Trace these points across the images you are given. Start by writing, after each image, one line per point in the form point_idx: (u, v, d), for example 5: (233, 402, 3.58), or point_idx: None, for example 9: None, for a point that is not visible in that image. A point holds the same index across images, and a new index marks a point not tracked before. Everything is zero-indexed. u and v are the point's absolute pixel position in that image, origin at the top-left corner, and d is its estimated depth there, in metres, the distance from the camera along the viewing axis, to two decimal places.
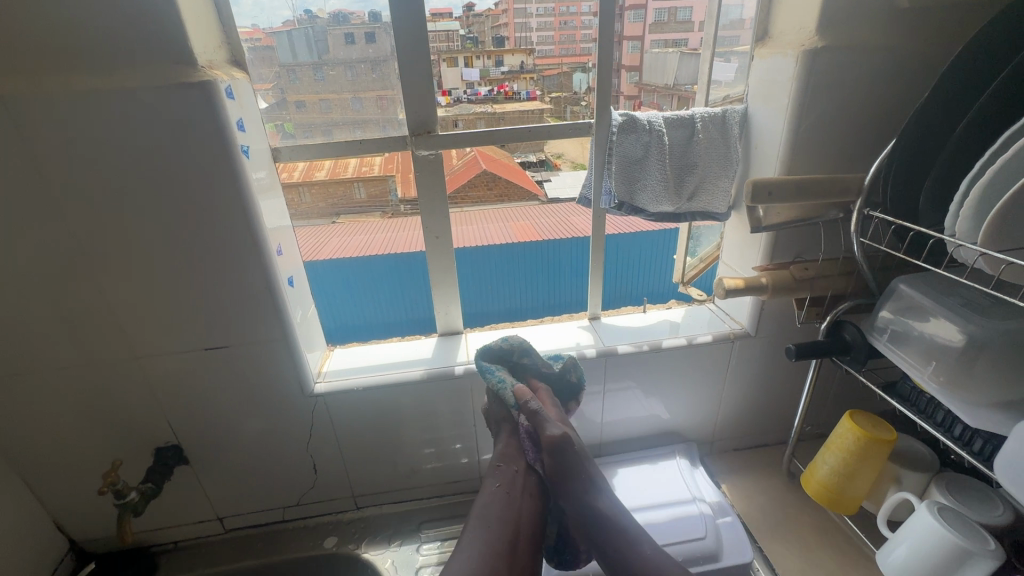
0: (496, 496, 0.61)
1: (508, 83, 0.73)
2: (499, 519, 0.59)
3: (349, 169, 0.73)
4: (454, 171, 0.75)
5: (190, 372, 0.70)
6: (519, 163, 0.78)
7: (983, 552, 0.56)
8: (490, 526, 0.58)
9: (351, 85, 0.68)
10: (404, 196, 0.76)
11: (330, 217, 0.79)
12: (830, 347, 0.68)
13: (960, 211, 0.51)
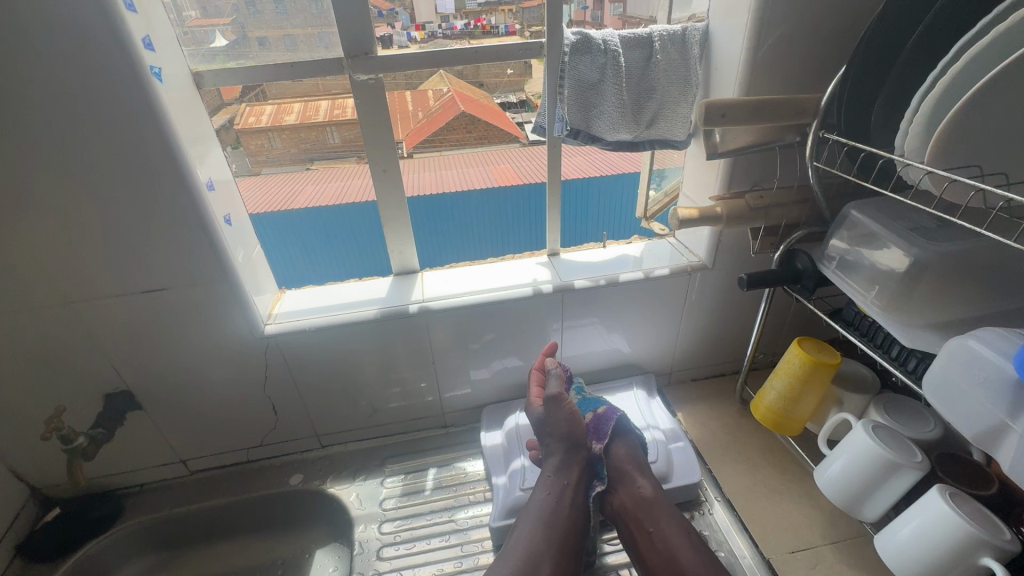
0: (548, 488, 0.68)
1: (486, 15, 0.69)
2: (553, 511, 0.66)
3: (321, 112, 0.72)
4: (432, 110, 0.76)
5: (129, 316, 0.68)
6: (498, 104, 0.78)
7: (908, 464, 0.59)
8: (542, 517, 0.65)
9: (315, 19, 0.63)
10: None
11: (304, 162, 0.78)
12: (781, 275, 0.68)
13: (910, 128, 0.50)
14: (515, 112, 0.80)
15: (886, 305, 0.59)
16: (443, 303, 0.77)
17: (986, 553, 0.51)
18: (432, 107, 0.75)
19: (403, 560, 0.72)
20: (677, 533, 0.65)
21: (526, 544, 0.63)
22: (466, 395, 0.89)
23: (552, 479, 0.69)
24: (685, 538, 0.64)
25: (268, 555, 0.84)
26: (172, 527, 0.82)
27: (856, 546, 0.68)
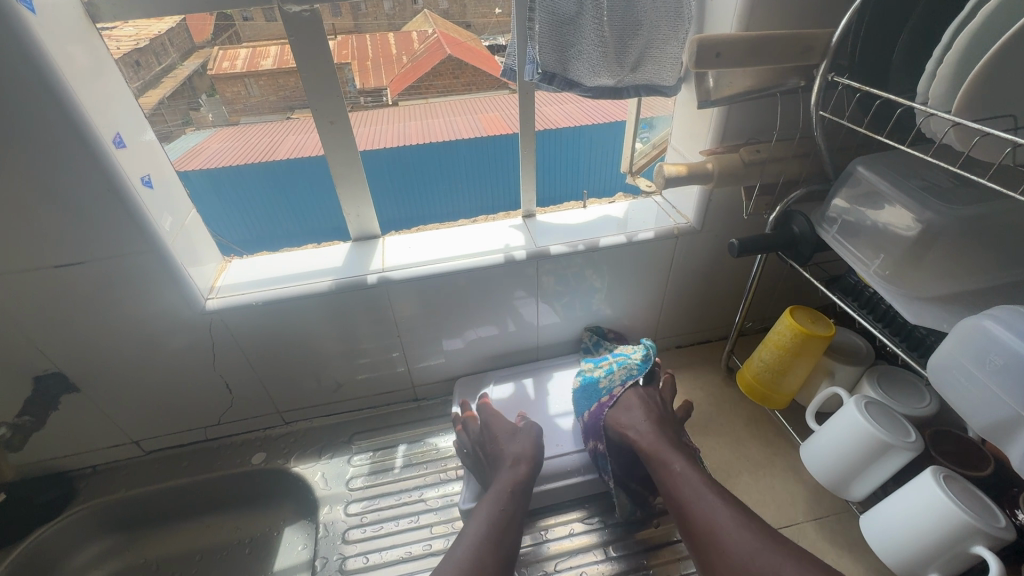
0: (501, 498, 0.62)
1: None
2: (508, 525, 0.60)
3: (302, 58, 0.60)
4: (417, 54, 0.67)
5: (47, 294, 0.60)
6: (487, 46, 0.68)
7: (901, 445, 0.55)
8: (492, 528, 0.59)
9: None
10: (363, 87, 0.67)
11: (284, 112, 0.67)
12: (776, 241, 0.61)
13: (938, 70, 0.42)
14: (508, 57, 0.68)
15: (890, 275, 0.52)
16: (404, 272, 0.70)
17: (979, 541, 0.48)
18: (419, 51, 0.67)
19: (370, 543, 0.69)
20: (686, 476, 0.60)
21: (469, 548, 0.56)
22: (438, 368, 0.84)
23: (506, 489, 0.63)
24: (701, 488, 0.58)
25: (234, 534, 0.80)
26: (128, 509, 0.78)
27: (839, 523, 0.65)
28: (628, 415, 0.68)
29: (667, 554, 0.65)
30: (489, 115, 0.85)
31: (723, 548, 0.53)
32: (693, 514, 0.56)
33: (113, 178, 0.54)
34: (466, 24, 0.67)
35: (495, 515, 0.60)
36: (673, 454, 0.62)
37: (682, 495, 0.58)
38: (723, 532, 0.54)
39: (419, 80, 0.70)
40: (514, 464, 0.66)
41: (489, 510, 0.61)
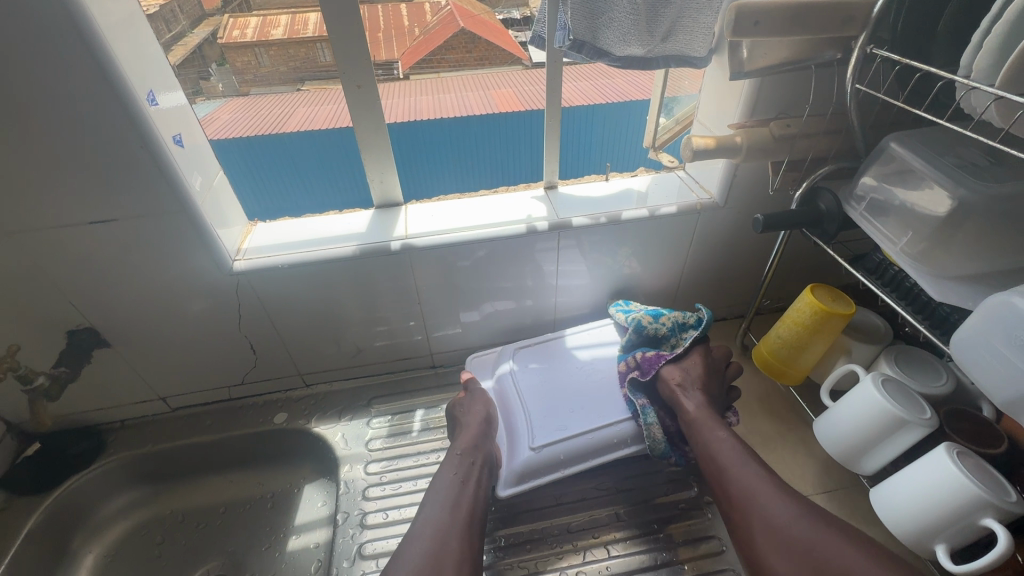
0: (456, 464, 0.64)
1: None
2: (464, 486, 0.62)
3: (311, 26, 0.60)
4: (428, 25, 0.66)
5: (82, 251, 0.61)
6: (500, 20, 0.69)
7: (917, 421, 0.56)
8: (448, 493, 0.61)
9: None
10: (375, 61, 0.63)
11: (294, 83, 0.66)
12: (800, 217, 0.61)
13: (984, 42, 0.41)
14: (518, 29, 0.70)
15: (918, 254, 0.53)
16: (428, 240, 0.70)
17: (989, 515, 0.49)
18: (429, 24, 0.66)
19: (388, 500, 0.71)
20: (727, 450, 0.60)
21: (429, 517, 0.58)
22: (455, 337, 0.85)
23: (461, 454, 0.65)
24: (744, 455, 0.59)
25: (256, 489, 0.84)
26: (155, 462, 0.81)
27: (848, 496, 0.66)
28: (685, 374, 0.68)
29: (679, 527, 0.67)
30: (498, 93, 0.91)
31: (766, 517, 0.53)
32: (733, 483, 0.57)
33: (147, 136, 0.54)
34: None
35: (454, 484, 0.62)
36: (718, 423, 0.63)
37: (725, 465, 0.59)
38: (767, 502, 0.54)
39: (432, 53, 0.66)
40: (474, 430, 0.69)
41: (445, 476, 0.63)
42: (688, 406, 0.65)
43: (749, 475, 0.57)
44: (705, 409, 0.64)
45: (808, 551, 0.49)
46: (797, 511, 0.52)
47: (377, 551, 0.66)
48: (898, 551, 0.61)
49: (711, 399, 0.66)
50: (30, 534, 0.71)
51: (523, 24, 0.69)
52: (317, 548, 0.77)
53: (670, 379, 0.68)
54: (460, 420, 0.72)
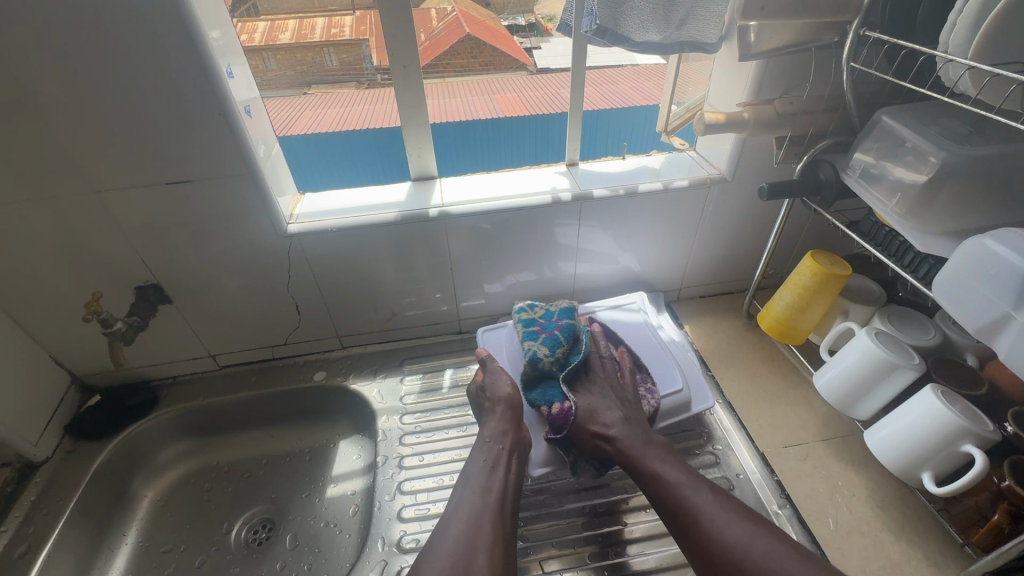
0: (492, 451, 0.66)
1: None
2: (494, 475, 0.64)
3: (317, 31, 0.72)
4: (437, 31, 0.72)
5: (157, 210, 0.68)
6: (504, 26, 0.78)
7: (906, 365, 0.62)
8: (477, 487, 0.62)
9: None
10: (379, 64, 0.72)
11: (301, 88, 0.77)
12: (802, 185, 0.68)
13: (959, 20, 0.48)
14: (522, 35, 0.79)
15: (905, 213, 0.59)
16: (462, 208, 0.77)
17: (969, 442, 0.55)
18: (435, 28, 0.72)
19: (423, 446, 0.78)
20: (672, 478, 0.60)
21: (462, 517, 0.59)
22: (482, 304, 0.92)
23: (498, 445, 0.67)
24: (679, 474, 0.61)
25: (296, 443, 0.91)
26: (204, 415, 0.88)
27: (844, 443, 0.73)
28: (598, 396, 0.71)
29: None
30: (507, 95, 0.89)
31: (707, 538, 0.54)
32: (672, 506, 0.58)
33: (225, 104, 0.61)
34: (484, 3, 0.75)
35: (485, 470, 0.64)
36: (648, 443, 0.65)
37: (671, 492, 0.59)
38: (705, 521, 0.55)
39: (436, 58, 0.74)
40: (499, 410, 0.71)
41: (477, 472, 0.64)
42: (613, 423, 0.67)
43: (682, 495, 0.58)
44: (630, 431, 0.66)
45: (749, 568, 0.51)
46: (734, 530, 0.53)
47: (415, 488, 0.73)
48: (889, 489, 0.67)
49: (631, 415, 0.68)
50: (97, 472, 0.78)
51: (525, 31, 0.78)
52: (354, 495, 0.84)
53: (581, 403, 0.70)
54: (485, 406, 0.73)
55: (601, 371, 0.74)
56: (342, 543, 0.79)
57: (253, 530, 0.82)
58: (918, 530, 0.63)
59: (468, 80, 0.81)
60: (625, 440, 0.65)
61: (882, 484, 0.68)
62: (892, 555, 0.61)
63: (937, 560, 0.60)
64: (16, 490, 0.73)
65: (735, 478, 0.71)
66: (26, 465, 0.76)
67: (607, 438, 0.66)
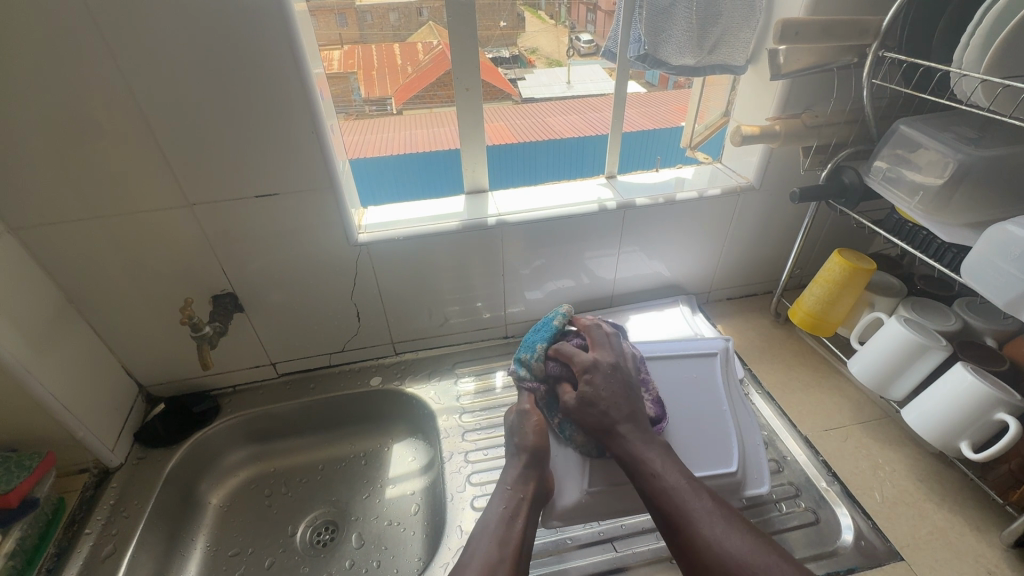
0: (507, 499, 0.65)
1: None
2: (512, 521, 0.63)
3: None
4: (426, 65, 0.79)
5: (242, 222, 0.74)
6: (490, 59, 0.80)
7: (937, 346, 0.69)
8: (496, 526, 0.62)
9: None
10: (368, 96, 0.81)
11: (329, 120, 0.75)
12: (829, 188, 0.76)
13: (970, 42, 0.57)
14: (507, 67, 0.84)
15: (928, 210, 0.67)
16: (517, 217, 0.84)
17: (1002, 410, 0.61)
18: (422, 61, 0.79)
19: (485, 441, 0.82)
20: (673, 476, 0.60)
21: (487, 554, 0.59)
22: (527, 309, 0.98)
23: (510, 490, 0.66)
24: (676, 476, 0.61)
25: (352, 449, 0.94)
26: (264, 422, 0.91)
27: (880, 425, 0.79)
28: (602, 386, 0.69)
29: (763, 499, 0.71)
30: (495, 124, 0.88)
31: (700, 544, 0.55)
32: (666, 509, 0.59)
33: (318, 123, 0.67)
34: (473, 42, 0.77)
35: (502, 521, 0.63)
36: (648, 440, 0.65)
37: (670, 490, 0.59)
38: (697, 528, 0.56)
39: (424, 89, 0.80)
40: (521, 458, 0.69)
41: (497, 508, 0.64)
42: (615, 429, 0.66)
43: (678, 498, 0.59)
44: (627, 430, 0.66)
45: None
46: (728, 541, 0.53)
47: (483, 480, 0.77)
48: (927, 463, 0.73)
49: (630, 406, 0.68)
50: (170, 478, 0.80)
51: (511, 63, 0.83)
52: (413, 494, 0.87)
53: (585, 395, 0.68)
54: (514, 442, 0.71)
55: (579, 364, 0.70)
56: (408, 541, 0.81)
57: (316, 531, 0.84)
58: (959, 500, 0.68)
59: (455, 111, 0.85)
60: (627, 438, 0.65)
61: (920, 460, 0.73)
62: (937, 522, 0.66)
63: (980, 526, 0.65)
64: (94, 495, 0.76)
65: (784, 461, 0.75)
66: (102, 470, 0.79)
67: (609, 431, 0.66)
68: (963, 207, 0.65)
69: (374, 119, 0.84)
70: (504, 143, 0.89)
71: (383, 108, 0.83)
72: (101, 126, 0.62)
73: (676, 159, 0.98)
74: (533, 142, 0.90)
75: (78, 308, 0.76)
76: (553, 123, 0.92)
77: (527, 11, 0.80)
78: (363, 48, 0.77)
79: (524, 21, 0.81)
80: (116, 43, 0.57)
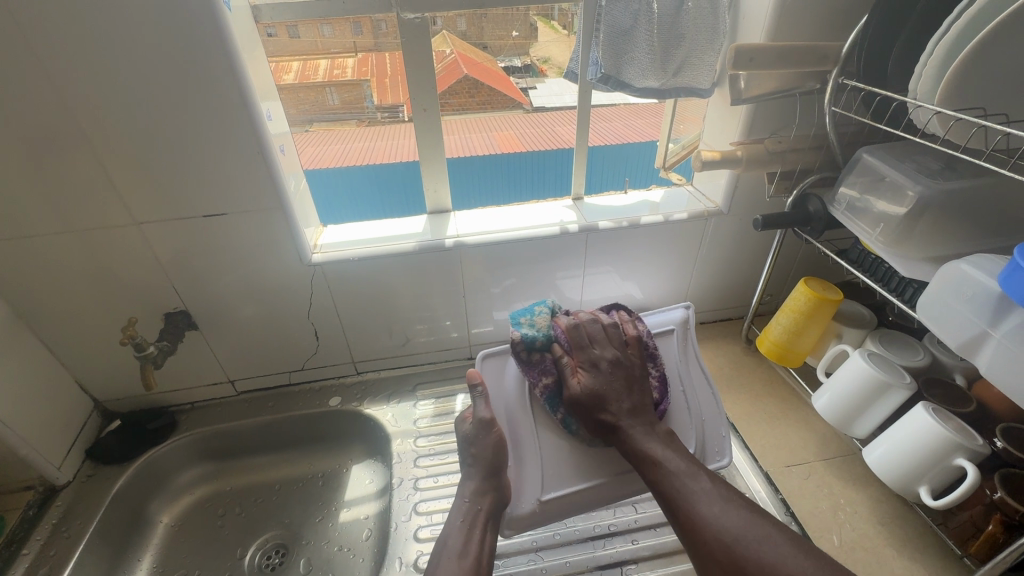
0: (462, 512, 0.65)
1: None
2: (471, 534, 0.63)
3: (321, 72, 0.75)
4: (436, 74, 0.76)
5: (192, 240, 0.73)
6: (501, 67, 0.81)
7: (899, 384, 0.66)
8: (454, 543, 0.62)
9: None
10: (380, 103, 0.79)
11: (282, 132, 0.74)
12: (793, 217, 0.73)
13: (924, 71, 0.55)
14: (518, 76, 0.83)
15: (889, 241, 0.64)
16: (476, 238, 0.82)
17: (960, 455, 0.58)
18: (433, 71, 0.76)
19: (437, 468, 0.80)
20: (676, 463, 0.60)
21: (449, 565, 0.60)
22: (493, 330, 0.96)
23: (467, 502, 0.65)
24: (679, 461, 0.60)
25: (309, 469, 0.93)
26: (221, 440, 0.90)
27: (845, 462, 0.76)
28: (602, 382, 0.65)
29: None
30: (503, 133, 0.87)
31: (701, 523, 0.55)
32: (665, 489, 0.59)
33: (264, 144, 0.67)
34: (483, 45, 0.78)
35: (462, 533, 0.63)
36: (650, 431, 0.63)
37: (672, 474, 0.59)
38: (697, 506, 0.57)
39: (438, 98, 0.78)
40: (476, 469, 0.66)
41: (455, 520, 0.65)
42: (611, 421, 0.63)
43: (683, 475, 0.59)
44: (633, 418, 0.64)
45: (742, 558, 0.52)
46: (728, 518, 0.55)
47: (430, 509, 0.75)
48: (890, 505, 0.70)
49: (631, 400, 0.65)
50: (117, 497, 0.79)
51: (523, 72, 0.82)
52: (367, 519, 0.85)
53: (585, 390, 0.65)
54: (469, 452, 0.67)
55: (584, 380, 0.65)
56: (356, 568, 0.79)
57: (266, 554, 0.82)
58: (919, 546, 0.65)
59: (469, 119, 0.84)
60: (630, 430, 0.63)
61: (883, 502, 0.70)
62: (895, 570, 0.63)
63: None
64: (37, 514, 0.75)
65: None
66: (47, 488, 0.78)
67: (611, 427, 0.64)
68: (925, 240, 0.62)
69: (387, 126, 0.82)
70: (513, 153, 0.88)
71: (395, 117, 0.80)
72: (42, 144, 0.62)
73: (648, 180, 0.97)
74: (541, 153, 0.89)
75: (28, 324, 0.75)
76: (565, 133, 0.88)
77: (540, 21, 0.78)
78: (377, 57, 0.75)
79: (536, 31, 0.79)
80: (52, 65, 0.57)
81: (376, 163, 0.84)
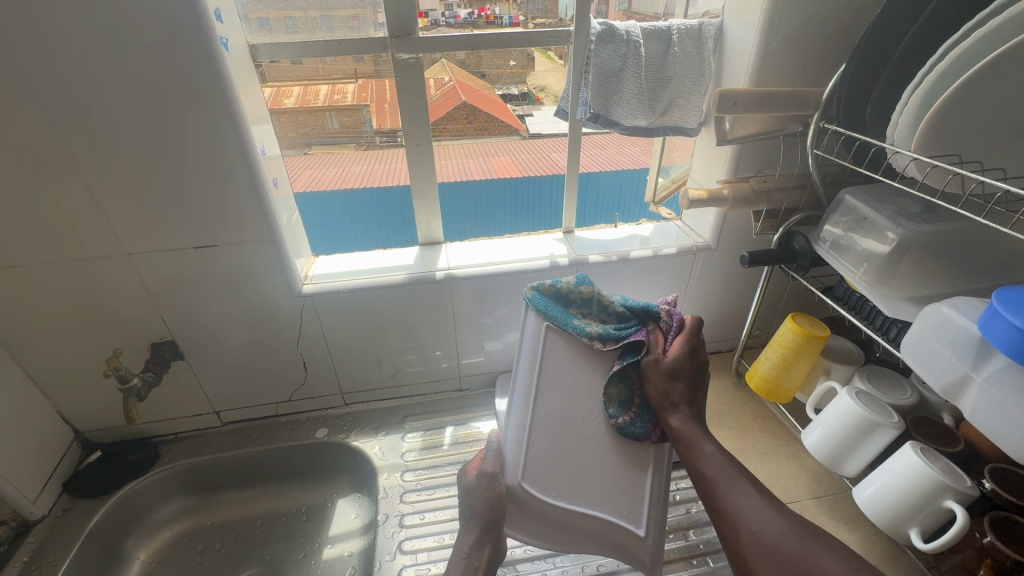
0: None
1: (489, 7, 0.75)
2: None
3: (321, 97, 0.77)
4: (433, 99, 0.77)
5: (182, 270, 0.73)
6: (498, 94, 0.82)
7: (887, 423, 0.66)
8: None
9: (393, 13, 0.69)
10: (379, 128, 0.80)
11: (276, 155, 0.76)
12: (779, 254, 0.72)
13: (900, 120, 0.57)
14: (515, 103, 0.85)
15: (873, 280, 0.64)
16: (467, 271, 0.83)
17: (950, 497, 0.58)
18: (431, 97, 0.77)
19: (424, 504, 0.79)
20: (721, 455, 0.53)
21: None
22: (482, 361, 0.95)
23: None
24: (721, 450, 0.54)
25: (293, 503, 0.91)
26: (201, 474, 0.88)
27: (835, 501, 0.75)
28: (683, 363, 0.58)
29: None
30: (500, 158, 0.93)
31: (740, 512, 0.49)
32: (710, 474, 0.53)
33: (256, 180, 0.68)
34: (481, 74, 0.79)
35: None
36: (704, 435, 0.55)
37: (717, 459, 0.53)
38: (736, 497, 0.50)
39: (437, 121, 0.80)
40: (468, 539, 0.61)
41: None
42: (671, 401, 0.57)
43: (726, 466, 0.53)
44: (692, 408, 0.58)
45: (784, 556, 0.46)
46: (774, 513, 0.48)
47: (415, 548, 0.74)
48: (881, 547, 0.69)
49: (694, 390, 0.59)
50: (93, 532, 0.77)
51: (519, 99, 0.83)
52: (351, 556, 0.82)
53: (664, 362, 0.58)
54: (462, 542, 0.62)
55: (676, 353, 0.59)
56: None
57: None
58: None
59: (464, 145, 0.86)
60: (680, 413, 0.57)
61: (873, 543, 0.70)
62: None
63: None
64: (9, 550, 0.74)
65: None
66: (21, 523, 0.76)
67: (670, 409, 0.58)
68: (909, 278, 0.63)
69: (386, 151, 0.83)
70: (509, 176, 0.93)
71: (394, 142, 0.81)
72: (34, 176, 0.62)
73: (635, 213, 0.99)
74: (536, 176, 0.94)
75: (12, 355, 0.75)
76: (555, 156, 0.91)
77: (537, 53, 0.79)
78: (377, 83, 0.76)
79: (533, 61, 0.80)
80: (49, 100, 0.58)
81: (373, 185, 0.87)
